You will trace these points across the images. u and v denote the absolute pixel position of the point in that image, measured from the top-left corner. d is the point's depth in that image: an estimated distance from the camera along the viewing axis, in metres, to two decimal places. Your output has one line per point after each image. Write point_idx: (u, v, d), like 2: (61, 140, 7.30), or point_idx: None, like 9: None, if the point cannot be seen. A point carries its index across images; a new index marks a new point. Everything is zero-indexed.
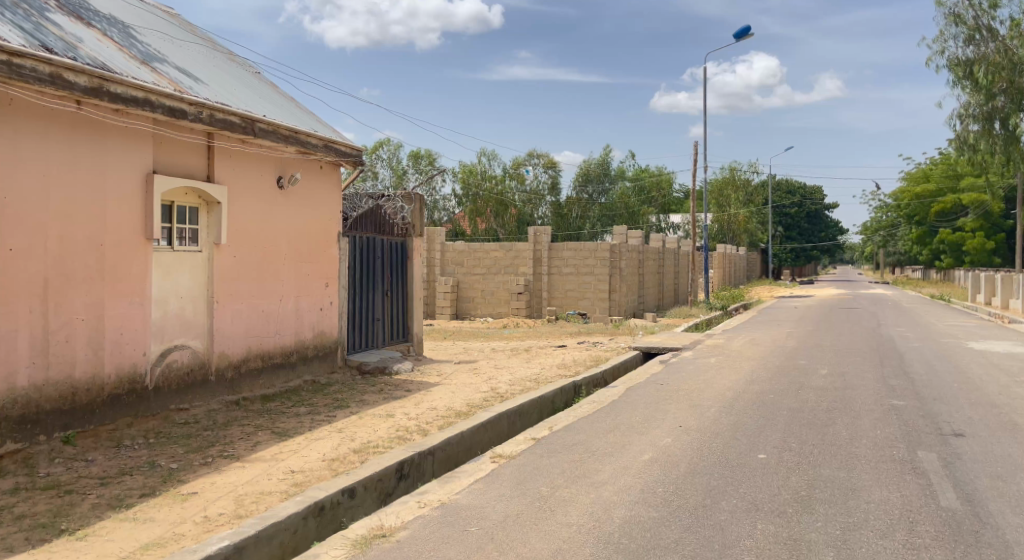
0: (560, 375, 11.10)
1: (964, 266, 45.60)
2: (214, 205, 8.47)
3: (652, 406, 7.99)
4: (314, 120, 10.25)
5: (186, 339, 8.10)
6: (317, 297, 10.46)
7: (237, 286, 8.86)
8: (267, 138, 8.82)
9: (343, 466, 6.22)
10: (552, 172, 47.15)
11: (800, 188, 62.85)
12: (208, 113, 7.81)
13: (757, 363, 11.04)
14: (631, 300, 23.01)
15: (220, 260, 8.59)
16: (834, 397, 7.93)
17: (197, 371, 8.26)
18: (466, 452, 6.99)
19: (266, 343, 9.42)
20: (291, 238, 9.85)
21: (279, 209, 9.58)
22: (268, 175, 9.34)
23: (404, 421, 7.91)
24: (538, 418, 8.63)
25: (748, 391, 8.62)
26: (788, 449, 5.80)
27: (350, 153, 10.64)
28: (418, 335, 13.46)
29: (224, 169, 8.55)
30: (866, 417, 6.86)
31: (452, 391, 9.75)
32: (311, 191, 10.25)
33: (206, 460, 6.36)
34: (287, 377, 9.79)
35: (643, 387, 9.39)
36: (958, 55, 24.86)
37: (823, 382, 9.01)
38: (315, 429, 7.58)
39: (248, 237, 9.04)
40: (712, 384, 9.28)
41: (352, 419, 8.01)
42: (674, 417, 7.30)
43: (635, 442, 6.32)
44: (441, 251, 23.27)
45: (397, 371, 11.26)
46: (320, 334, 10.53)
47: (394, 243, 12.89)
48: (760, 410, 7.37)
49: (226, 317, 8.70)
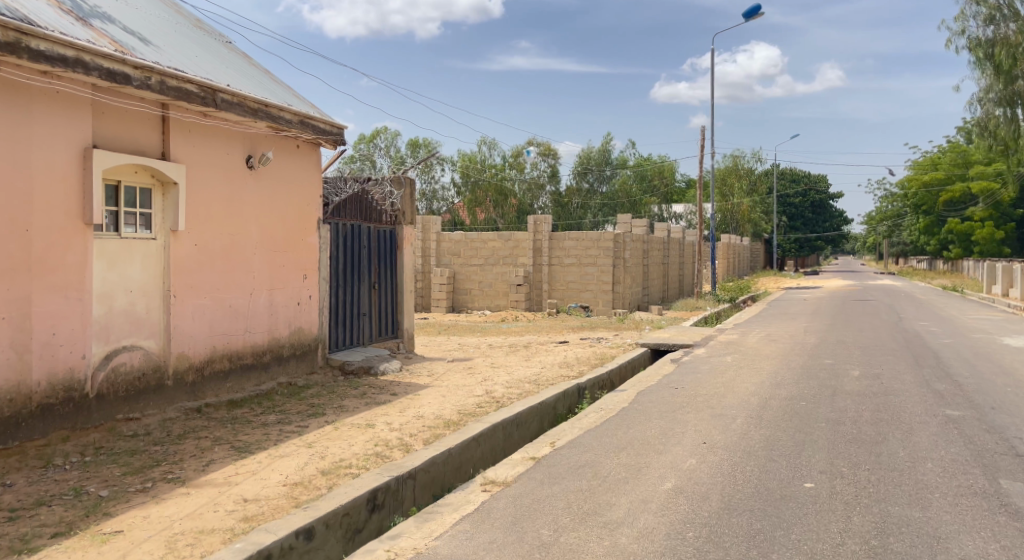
0: (562, 376, 10.08)
1: (972, 256, 44.77)
2: (170, 186, 7.47)
3: (669, 415, 6.99)
4: (290, 94, 9.22)
5: (136, 339, 7.11)
6: (294, 290, 9.45)
7: (199, 279, 7.86)
8: (232, 111, 7.79)
9: (306, 494, 5.24)
10: (551, 160, 46.03)
11: (805, 176, 61.91)
12: (158, 78, 6.81)
13: (778, 362, 10.05)
14: (635, 291, 21.99)
15: (178, 249, 7.58)
16: (875, 405, 6.94)
17: (151, 375, 7.27)
18: (454, 473, 6.01)
19: (234, 342, 8.41)
20: (263, 225, 8.85)
21: (249, 192, 8.58)
22: (236, 154, 8.33)
23: (385, 434, 6.92)
24: (538, 428, 7.63)
25: (775, 397, 7.63)
26: (840, 476, 4.79)
27: (331, 130, 9.61)
28: (409, 331, 12.48)
29: (182, 146, 7.55)
30: (923, 432, 5.87)
31: (442, 396, 8.74)
32: (286, 173, 9.22)
33: (144, 486, 5.38)
34: (259, 380, 8.80)
35: (656, 391, 8.39)
36: (978, 36, 23.61)
37: (858, 386, 8.00)
38: (282, 443, 6.59)
39: (212, 223, 8.03)
40: (732, 388, 8.28)
41: (326, 431, 7.02)
42: (696, 430, 6.32)
43: (653, 465, 5.31)
44: (437, 241, 22.30)
45: (382, 371, 10.26)
46: (297, 331, 9.53)
47: (382, 231, 11.91)
48: (794, 423, 6.38)
49: (186, 314, 7.71)
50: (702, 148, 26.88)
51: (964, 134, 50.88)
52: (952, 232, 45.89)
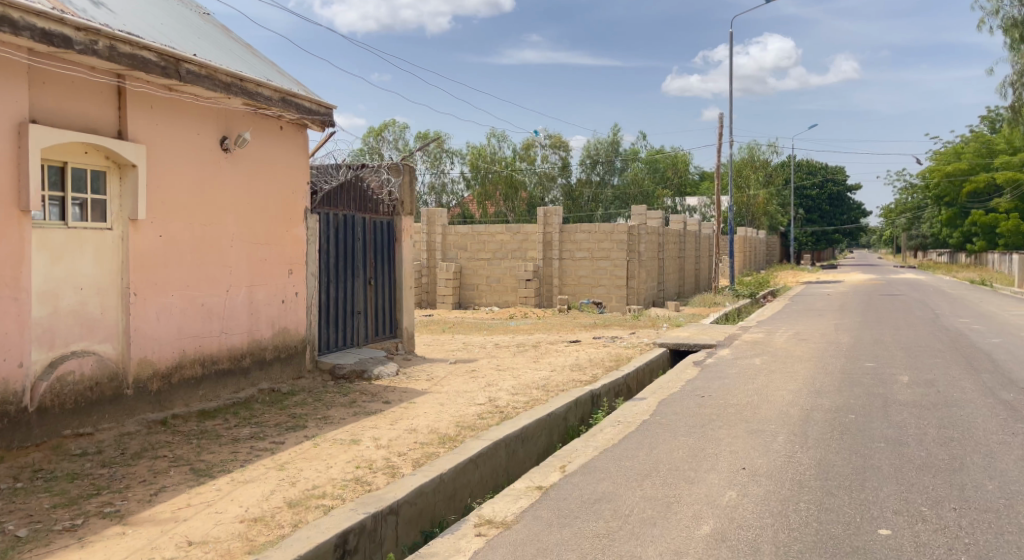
0: (574, 380, 9.14)
1: (997, 249, 43.61)
2: (128, 169, 6.58)
3: (698, 432, 6.05)
4: (272, 69, 8.31)
5: (87, 343, 6.23)
6: (278, 287, 8.57)
7: (165, 274, 6.96)
8: (201, 84, 6.91)
9: (266, 533, 4.35)
10: (562, 152, 45.01)
11: (822, 168, 60.62)
12: (107, 43, 5.93)
13: (813, 365, 9.08)
14: (651, 286, 21.02)
15: (139, 240, 6.68)
16: (940, 420, 5.97)
17: (107, 384, 6.38)
18: (447, 502, 5.12)
19: (208, 345, 7.51)
20: (241, 214, 7.95)
21: (224, 178, 7.68)
22: (208, 134, 7.42)
23: (370, 452, 6.01)
24: (547, 443, 6.71)
25: (819, 408, 6.67)
26: (923, 521, 3.85)
27: (318, 110, 8.72)
28: (409, 331, 11.59)
29: (142, 124, 6.65)
30: (1009, 457, 4.90)
31: (440, 405, 7.83)
32: (267, 156, 8.31)
33: (71, 524, 4.49)
34: (236, 386, 7.91)
35: (680, 400, 7.45)
36: (1013, 15, 22.47)
37: (912, 394, 7.04)
38: (249, 464, 5.69)
39: (181, 212, 7.14)
40: (766, 397, 7.31)
41: (303, 449, 6.13)
42: (730, 452, 5.38)
43: (684, 500, 4.39)
44: (442, 234, 21.46)
45: (377, 375, 9.37)
46: (281, 332, 8.65)
47: (380, 222, 11.02)
48: (847, 443, 5.42)
49: (150, 314, 6.82)
50: (719, 138, 25.86)
51: (988, 123, 49.40)
52: (977, 223, 44.68)
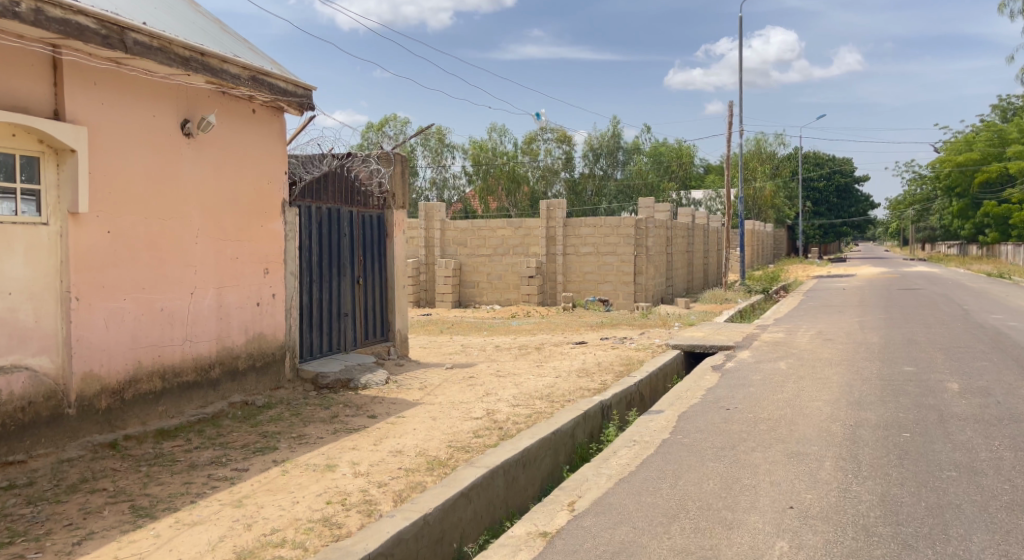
0: (582, 389, 8.26)
1: (1011, 241, 42.62)
2: (67, 154, 5.72)
3: (730, 455, 5.18)
4: (241, 45, 7.43)
5: (18, 357, 5.36)
6: (252, 288, 7.70)
7: (114, 276, 6.10)
8: (154, 58, 6.05)
9: None
10: (565, 145, 44.07)
11: (829, 159, 59.63)
12: (31, 5, 5.09)
13: (846, 371, 8.18)
14: (659, 282, 20.12)
15: (81, 236, 5.81)
16: (1013, 442, 5.09)
17: (43, 403, 5.52)
18: (432, 547, 4.26)
19: (168, 354, 6.65)
20: (206, 208, 7.08)
21: (186, 167, 6.81)
22: (166, 117, 6.56)
23: (345, 482, 5.14)
24: (552, 466, 5.83)
25: (866, 425, 5.79)
26: None
27: (294, 91, 7.84)
28: (402, 333, 10.73)
29: (83, 103, 5.79)
30: None
31: (432, 421, 6.96)
32: (236, 141, 7.44)
33: None
34: (203, 400, 7.05)
35: (703, 413, 6.58)
36: None
37: (970, 407, 6.17)
38: (202, 497, 4.83)
39: (132, 203, 6.26)
40: (801, 410, 6.43)
41: (268, 478, 5.27)
42: (773, 483, 4.51)
43: (725, 555, 3.52)
44: (441, 230, 20.61)
45: (364, 385, 8.51)
46: (256, 338, 7.78)
47: (369, 216, 10.16)
48: (912, 472, 4.54)
49: (97, 321, 5.95)
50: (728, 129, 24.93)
51: (1001, 112, 48.25)
52: (990, 215, 43.67)
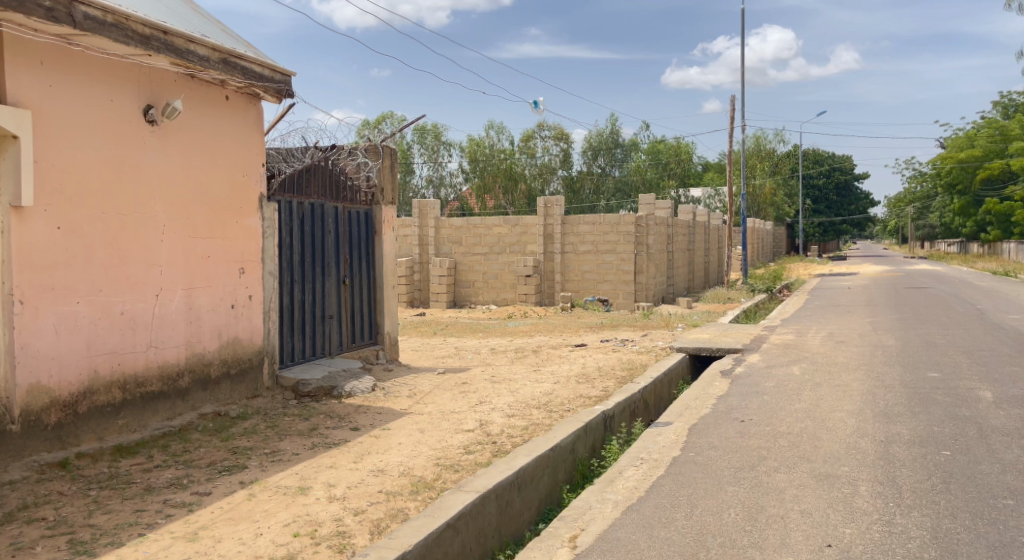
0: (582, 396, 7.67)
1: (1012, 239, 42.20)
2: (9, 142, 5.10)
3: (751, 477, 4.60)
4: (212, 26, 6.85)
5: None
6: (225, 290, 7.11)
7: (65, 276, 5.50)
8: (108, 34, 5.47)
9: None
10: (563, 143, 43.48)
11: (829, 157, 59.15)
12: None
13: (866, 377, 7.61)
14: (659, 281, 19.55)
15: (25, 232, 5.22)
16: None
17: None
18: None
19: (129, 363, 6.06)
20: (173, 202, 6.49)
21: (150, 157, 6.22)
22: (126, 102, 5.98)
23: (318, 509, 4.56)
24: (550, 487, 5.25)
25: (900, 441, 5.21)
26: None
27: (271, 76, 7.24)
28: (391, 336, 10.14)
29: (27, 84, 5.21)
30: None
31: (420, 434, 6.36)
32: (206, 130, 6.84)
33: None
34: (170, 412, 6.46)
35: (717, 425, 6.00)
36: None
37: (1010, 419, 5.60)
38: (153, 529, 4.24)
39: (87, 196, 5.67)
40: (824, 423, 5.85)
41: (232, 504, 4.68)
42: (805, 513, 3.93)
43: None
44: (435, 228, 20.04)
45: (349, 393, 7.92)
46: (230, 343, 7.20)
47: (356, 212, 9.56)
48: (962, 500, 3.97)
49: (45, 328, 5.36)
50: (730, 124, 24.35)
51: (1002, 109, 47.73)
52: (992, 212, 43.20)
